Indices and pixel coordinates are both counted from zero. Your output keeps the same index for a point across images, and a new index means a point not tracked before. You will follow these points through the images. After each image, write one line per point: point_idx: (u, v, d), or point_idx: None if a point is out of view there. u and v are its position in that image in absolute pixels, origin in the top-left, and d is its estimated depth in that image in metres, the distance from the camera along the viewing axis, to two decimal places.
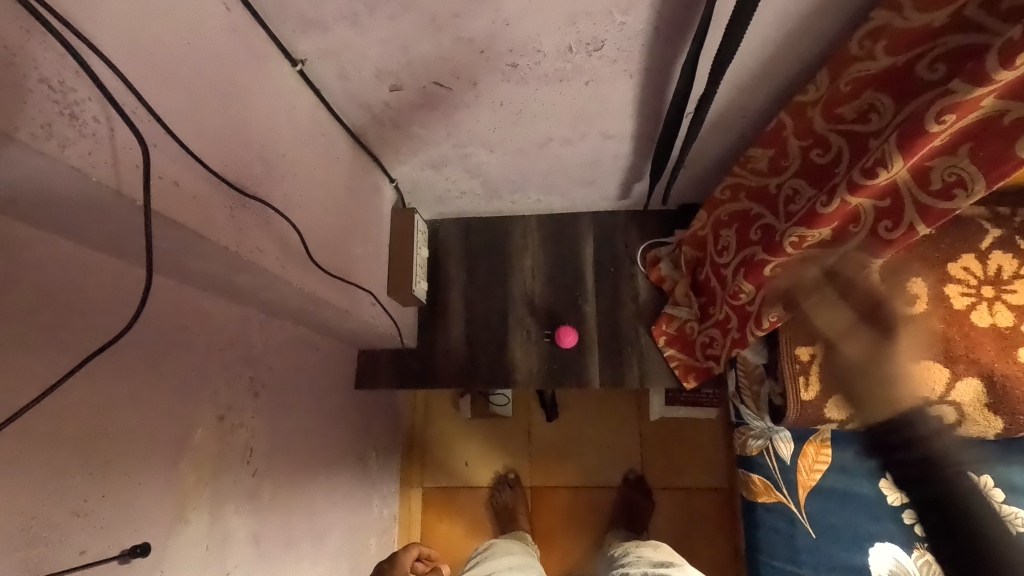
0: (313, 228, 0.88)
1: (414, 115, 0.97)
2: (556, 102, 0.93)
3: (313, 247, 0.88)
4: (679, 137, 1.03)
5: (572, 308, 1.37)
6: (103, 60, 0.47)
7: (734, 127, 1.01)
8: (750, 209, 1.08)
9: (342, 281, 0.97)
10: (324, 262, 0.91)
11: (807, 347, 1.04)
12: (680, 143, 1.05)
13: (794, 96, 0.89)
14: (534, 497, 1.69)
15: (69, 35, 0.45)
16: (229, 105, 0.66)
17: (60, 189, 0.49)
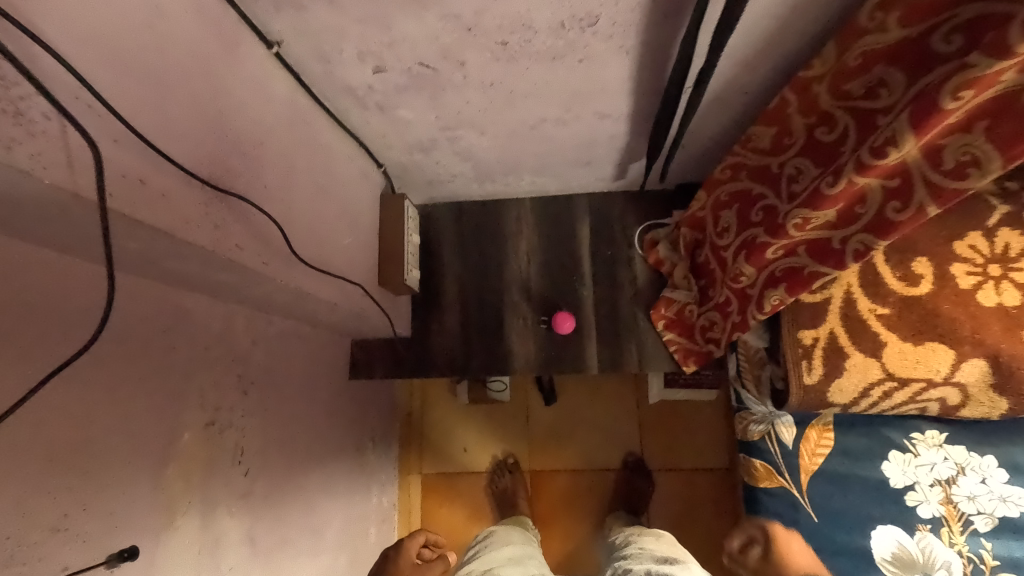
0: (297, 221, 0.84)
1: (400, 98, 0.93)
2: (548, 81, 0.89)
3: (297, 241, 0.84)
4: (677, 115, 0.99)
5: (568, 293, 1.34)
6: (49, 51, 0.43)
7: (735, 104, 0.97)
8: (750, 190, 1.04)
9: (331, 274, 0.94)
10: (310, 256, 0.87)
11: (810, 330, 1.03)
12: (679, 121, 1.00)
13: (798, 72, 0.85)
14: (534, 481, 1.69)
15: (8, 24, 0.41)
16: (199, 94, 0.62)
17: (11, 193, 0.45)
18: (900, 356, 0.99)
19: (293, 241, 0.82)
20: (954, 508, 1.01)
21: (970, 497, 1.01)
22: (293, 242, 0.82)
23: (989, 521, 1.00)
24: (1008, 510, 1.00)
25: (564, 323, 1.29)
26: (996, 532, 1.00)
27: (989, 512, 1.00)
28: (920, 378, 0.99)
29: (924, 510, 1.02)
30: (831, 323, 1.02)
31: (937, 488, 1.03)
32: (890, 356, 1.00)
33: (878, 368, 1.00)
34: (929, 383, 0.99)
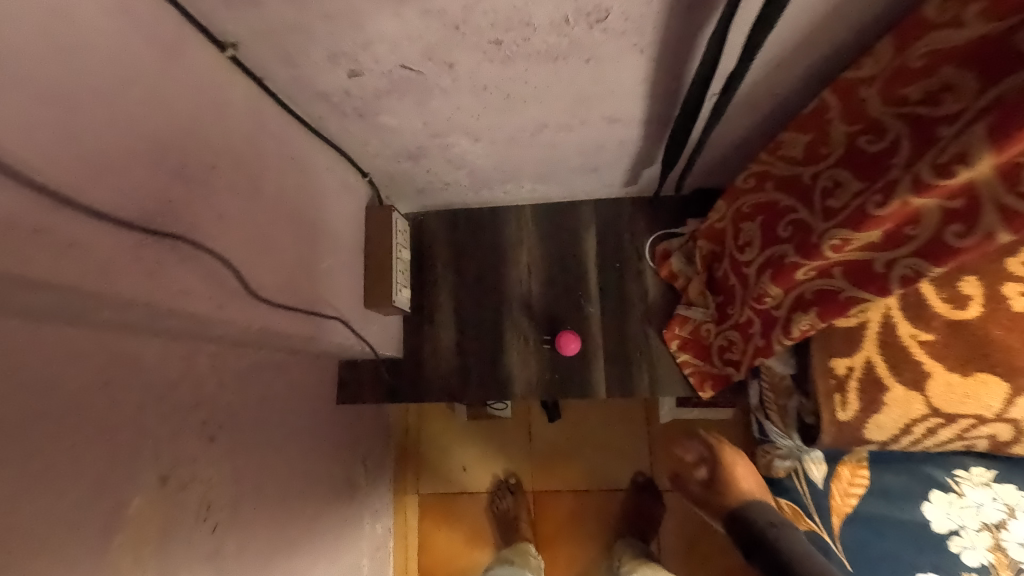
0: (264, 250, 0.74)
1: (381, 103, 0.81)
2: (550, 83, 0.77)
3: (265, 273, 0.73)
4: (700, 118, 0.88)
5: (573, 309, 1.23)
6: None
7: (763, 104, 0.86)
8: (777, 202, 0.93)
9: (303, 309, 0.83)
10: (278, 291, 0.77)
11: (844, 360, 0.92)
12: (702, 124, 0.89)
13: (846, 73, 0.74)
14: (536, 502, 1.60)
15: None
16: (127, 112, 0.51)
17: None
18: (947, 390, 0.87)
19: (258, 276, 0.71)
20: (1004, 555, 0.91)
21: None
22: (259, 277, 0.71)
23: None
24: None
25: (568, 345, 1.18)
26: None
27: None
28: (970, 415, 0.89)
29: (971, 558, 0.91)
30: (867, 351, 0.90)
31: (985, 533, 0.92)
32: (936, 389, 0.88)
33: (921, 403, 0.89)
34: (979, 419, 0.89)
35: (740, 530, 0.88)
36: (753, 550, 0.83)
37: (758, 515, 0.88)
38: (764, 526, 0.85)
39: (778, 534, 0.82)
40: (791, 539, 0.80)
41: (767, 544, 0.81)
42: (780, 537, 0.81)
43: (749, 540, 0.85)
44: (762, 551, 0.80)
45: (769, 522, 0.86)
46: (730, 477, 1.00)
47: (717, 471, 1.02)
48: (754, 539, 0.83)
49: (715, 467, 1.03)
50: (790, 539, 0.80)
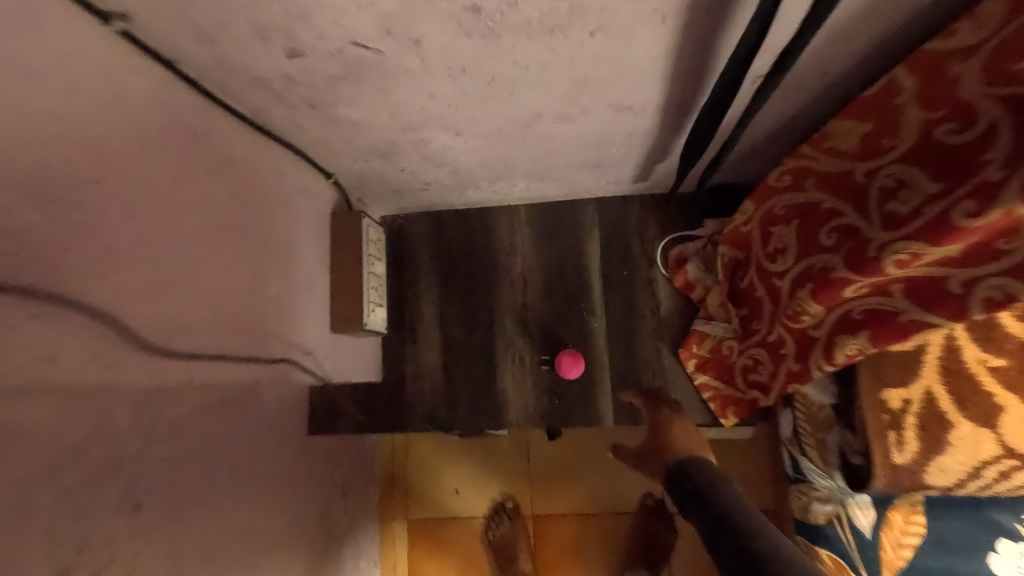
0: (180, 284, 0.58)
1: (335, 92, 0.65)
2: (545, 63, 0.61)
3: (179, 314, 0.58)
4: (738, 102, 0.73)
5: (575, 324, 1.08)
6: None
7: (811, 82, 0.71)
8: (818, 204, 0.77)
9: (232, 356, 0.67)
10: (197, 340, 0.61)
11: (898, 392, 0.77)
12: (741, 108, 0.75)
13: (932, 43, 0.59)
14: (536, 528, 1.46)
15: None
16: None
17: None
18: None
19: (161, 326, 0.55)
20: None
21: None
22: (162, 327, 0.55)
23: None
24: None
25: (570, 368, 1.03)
26: None
27: None
28: None
29: None
30: (926, 381, 0.74)
31: None
32: (1011, 426, 0.71)
33: (993, 442, 0.73)
34: None
35: (677, 484, 0.73)
36: (689, 506, 0.68)
37: (701, 466, 0.73)
38: (703, 475, 0.71)
39: (723, 484, 0.67)
40: (733, 491, 0.66)
41: (702, 496, 0.66)
42: (718, 487, 0.67)
43: (686, 493, 0.70)
44: (697, 503, 0.66)
45: (711, 473, 0.71)
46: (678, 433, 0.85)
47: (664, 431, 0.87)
48: (693, 489, 0.69)
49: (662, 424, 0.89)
50: (730, 489, 0.66)
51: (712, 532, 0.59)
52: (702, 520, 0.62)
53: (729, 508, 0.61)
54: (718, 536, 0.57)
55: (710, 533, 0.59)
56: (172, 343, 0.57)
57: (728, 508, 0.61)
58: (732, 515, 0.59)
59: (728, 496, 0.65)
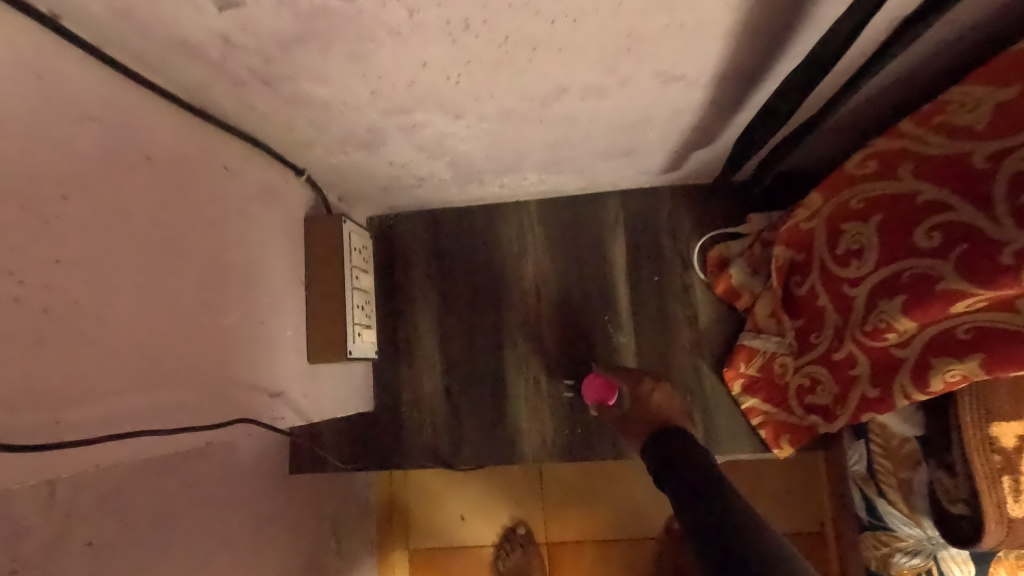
0: (58, 338, 0.41)
1: (294, 61, 0.48)
2: (581, 11, 0.44)
3: (62, 380, 0.41)
4: (852, 54, 0.55)
5: (598, 339, 0.92)
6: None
7: (941, 34, 0.54)
8: (913, 195, 0.61)
9: (154, 430, 0.50)
10: (87, 418, 0.44)
11: (1012, 428, 0.62)
12: (856, 66, 0.58)
13: None
14: (551, 556, 1.32)
15: None
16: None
17: None
18: None
19: (16, 411, 0.38)
20: None
21: None
22: (14, 418, 0.38)
23: None
24: None
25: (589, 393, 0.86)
26: None
27: None
28: None
29: None
30: None
31: None
32: None
33: None
34: None
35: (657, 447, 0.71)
36: (660, 469, 0.68)
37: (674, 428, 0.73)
38: (672, 441, 0.70)
39: (693, 448, 0.68)
40: (704, 456, 0.66)
41: (684, 470, 0.65)
42: (690, 451, 0.67)
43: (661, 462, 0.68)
44: (669, 469, 0.66)
45: (682, 432, 0.72)
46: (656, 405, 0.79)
47: (645, 401, 0.80)
48: (664, 458, 0.68)
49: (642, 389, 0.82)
50: (702, 455, 0.67)
51: (685, 505, 0.60)
52: (676, 490, 0.63)
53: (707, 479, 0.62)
54: (696, 511, 0.58)
55: (686, 505, 0.60)
56: (35, 435, 0.40)
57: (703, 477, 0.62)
58: (710, 487, 0.60)
59: (697, 459, 0.66)
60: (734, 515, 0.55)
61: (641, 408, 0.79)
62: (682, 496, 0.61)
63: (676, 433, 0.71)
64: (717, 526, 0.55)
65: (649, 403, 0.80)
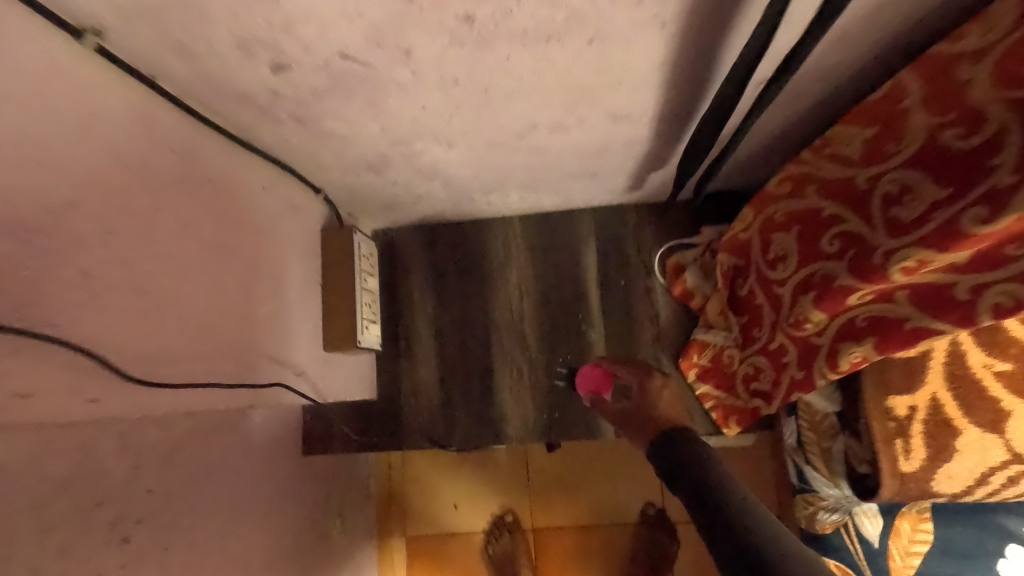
0: (167, 311, 0.56)
1: (324, 106, 0.63)
2: (542, 72, 0.59)
3: (167, 344, 0.56)
4: (741, 105, 0.70)
5: (573, 336, 1.06)
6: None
7: (817, 87, 0.69)
8: (818, 210, 0.76)
9: (223, 381, 0.65)
10: (182, 375, 0.58)
11: (904, 399, 0.76)
12: (741, 111, 0.71)
13: (936, 44, 0.59)
14: (537, 542, 1.44)
15: None
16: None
17: None
18: None
19: (151, 357, 0.54)
20: None
21: None
22: (151, 360, 0.54)
23: None
24: None
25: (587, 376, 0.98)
26: None
27: None
28: None
29: None
30: (932, 387, 0.74)
31: None
32: (1018, 430, 0.73)
33: (1000, 447, 0.74)
34: None
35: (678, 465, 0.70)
36: (677, 481, 0.68)
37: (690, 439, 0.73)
38: (690, 454, 0.70)
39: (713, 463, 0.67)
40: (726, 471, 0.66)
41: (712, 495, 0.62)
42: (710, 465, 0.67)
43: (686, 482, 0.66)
44: (689, 481, 0.66)
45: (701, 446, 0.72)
46: (669, 409, 0.85)
47: (650, 402, 0.86)
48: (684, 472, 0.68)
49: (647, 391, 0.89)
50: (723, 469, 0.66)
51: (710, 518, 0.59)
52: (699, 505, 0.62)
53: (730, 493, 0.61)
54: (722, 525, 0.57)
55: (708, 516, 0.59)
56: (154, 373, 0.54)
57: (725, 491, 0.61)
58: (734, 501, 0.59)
59: (724, 479, 0.64)
60: (755, 528, 0.54)
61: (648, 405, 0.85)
62: (705, 507, 0.61)
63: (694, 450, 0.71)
64: (743, 542, 0.53)
65: (657, 408, 0.85)
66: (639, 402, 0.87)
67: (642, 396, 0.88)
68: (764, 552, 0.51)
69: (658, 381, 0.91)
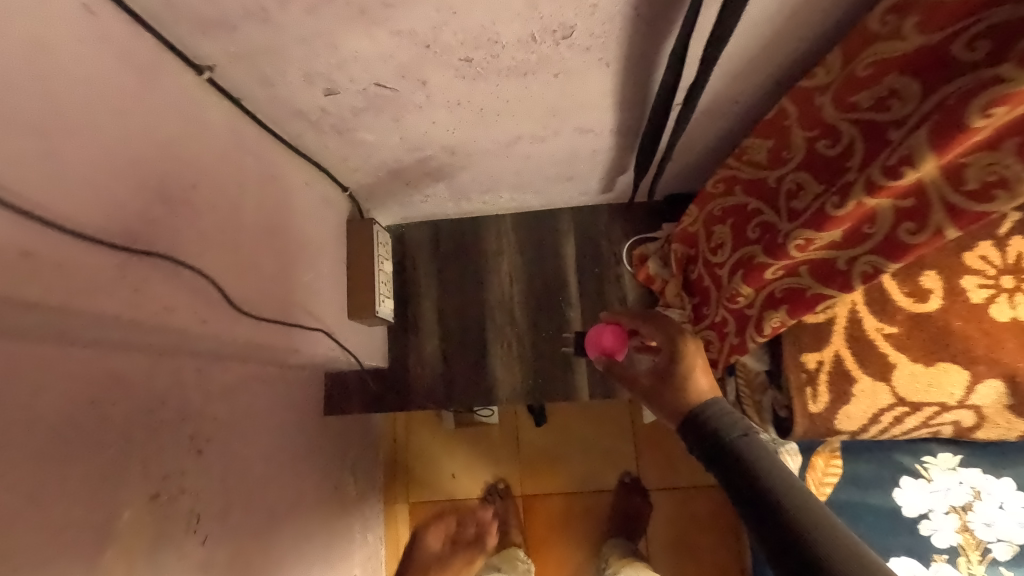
0: (246, 265, 0.75)
1: (358, 120, 0.83)
2: (522, 97, 0.80)
3: (248, 292, 0.75)
4: (667, 123, 0.89)
5: (555, 315, 1.26)
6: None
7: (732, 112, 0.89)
8: (745, 205, 0.95)
9: (284, 321, 0.84)
10: (258, 313, 0.77)
11: (814, 354, 0.96)
12: (666, 128, 0.90)
13: (799, 80, 0.78)
14: (527, 507, 1.60)
15: None
16: (93, 126, 0.50)
17: None
18: (911, 380, 0.93)
19: (244, 293, 0.74)
20: (971, 536, 0.97)
21: (988, 523, 0.97)
22: (242, 298, 0.73)
23: (1009, 548, 0.97)
24: None
25: (599, 337, 0.92)
26: (1017, 560, 0.96)
27: (1009, 539, 0.97)
28: (934, 403, 0.94)
29: (940, 539, 0.98)
30: (836, 345, 0.95)
31: (953, 515, 0.99)
32: (901, 379, 0.94)
33: (888, 392, 0.94)
34: (943, 406, 0.94)
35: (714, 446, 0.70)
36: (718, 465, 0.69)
37: (724, 417, 0.73)
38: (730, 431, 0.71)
39: (753, 446, 0.67)
40: (767, 454, 0.65)
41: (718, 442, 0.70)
42: (747, 450, 0.66)
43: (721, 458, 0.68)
44: (724, 462, 0.68)
45: (739, 426, 0.71)
46: (688, 369, 0.85)
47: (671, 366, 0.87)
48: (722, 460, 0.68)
49: (671, 359, 0.88)
50: (764, 453, 0.66)
51: (754, 514, 0.60)
52: (744, 500, 0.62)
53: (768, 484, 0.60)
54: (768, 524, 0.57)
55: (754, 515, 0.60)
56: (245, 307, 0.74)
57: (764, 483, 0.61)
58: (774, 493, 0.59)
59: (749, 445, 0.67)
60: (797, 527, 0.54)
61: (670, 381, 0.85)
62: (729, 458, 0.67)
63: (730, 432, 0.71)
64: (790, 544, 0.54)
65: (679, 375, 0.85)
66: (663, 376, 0.87)
67: (662, 367, 0.88)
68: (810, 559, 0.51)
69: (683, 344, 0.89)
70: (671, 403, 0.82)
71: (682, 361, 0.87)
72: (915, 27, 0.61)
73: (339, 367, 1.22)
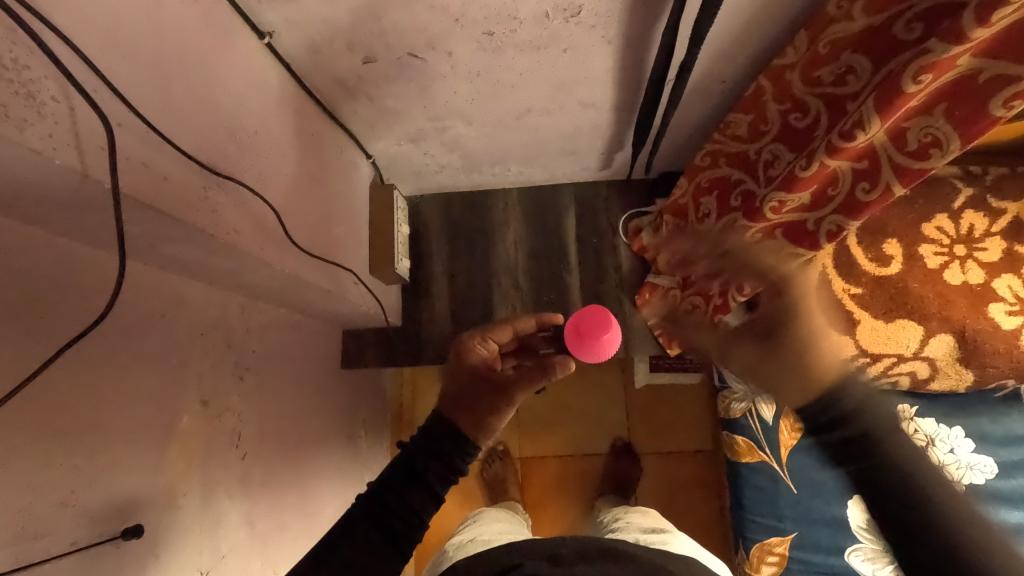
0: (293, 209, 0.86)
1: (388, 89, 0.94)
2: (533, 71, 0.91)
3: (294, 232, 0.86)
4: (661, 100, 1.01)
5: (556, 280, 1.38)
6: (19, 28, 0.42)
7: (718, 93, 1.01)
8: (729, 176, 1.06)
9: (322, 261, 0.95)
10: (303, 252, 0.88)
11: None
12: (659, 104, 1.02)
13: (773, 59, 0.89)
14: (524, 468, 1.69)
15: (34, 21, 0.43)
16: (190, 70, 0.62)
17: (34, 180, 0.47)
18: (873, 333, 1.05)
19: (292, 231, 0.85)
20: None
21: (939, 466, 1.09)
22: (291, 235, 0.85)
23: None
24: (974, 476, 1.09)
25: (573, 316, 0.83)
26: (965, 498, 1.08)
27: (957, 479, 1.09)
28: (891, 354, 1.05)
29: None
30: None
31: None
32: (864, 333, 1.06)
33: (851, 344, 1.06)
34: (899, 357, 1.05)
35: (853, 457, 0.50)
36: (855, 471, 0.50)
37: (867, 404, 0.49)
38: (876, 432, 0.49)
39: (911, 455, 0.48)
40: (929, 467, 0.48)
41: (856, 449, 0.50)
42: (908, 468, 0.48)
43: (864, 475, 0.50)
44: (870, 480, 0.50)
45: (887, 418, 0.49)
46: (810, 334, 0.52)
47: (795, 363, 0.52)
48: (869, 473, 0.49)
49: (784, 321, 0.53)
50: (927, 468, 0.48)
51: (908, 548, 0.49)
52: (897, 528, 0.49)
53: (948, 532, 0.46)
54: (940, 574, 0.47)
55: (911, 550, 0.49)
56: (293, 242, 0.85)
57: (936, 522, 0.47)
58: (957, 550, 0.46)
59: (906, 456, 0.48)
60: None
61: (786, 356, 0.52)
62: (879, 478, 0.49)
63: (879, 432, 0.49)
64: None
65: (810, 376, 0.51)
66: (766, 347, 0.54)
67: (766, 332, 0.54)
68: None
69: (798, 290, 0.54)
70: (791, 390, 0.52)
71: (803, 325, 0.53)
72: (863, 10, 0.73)
73: (354, 325, 1.33)
